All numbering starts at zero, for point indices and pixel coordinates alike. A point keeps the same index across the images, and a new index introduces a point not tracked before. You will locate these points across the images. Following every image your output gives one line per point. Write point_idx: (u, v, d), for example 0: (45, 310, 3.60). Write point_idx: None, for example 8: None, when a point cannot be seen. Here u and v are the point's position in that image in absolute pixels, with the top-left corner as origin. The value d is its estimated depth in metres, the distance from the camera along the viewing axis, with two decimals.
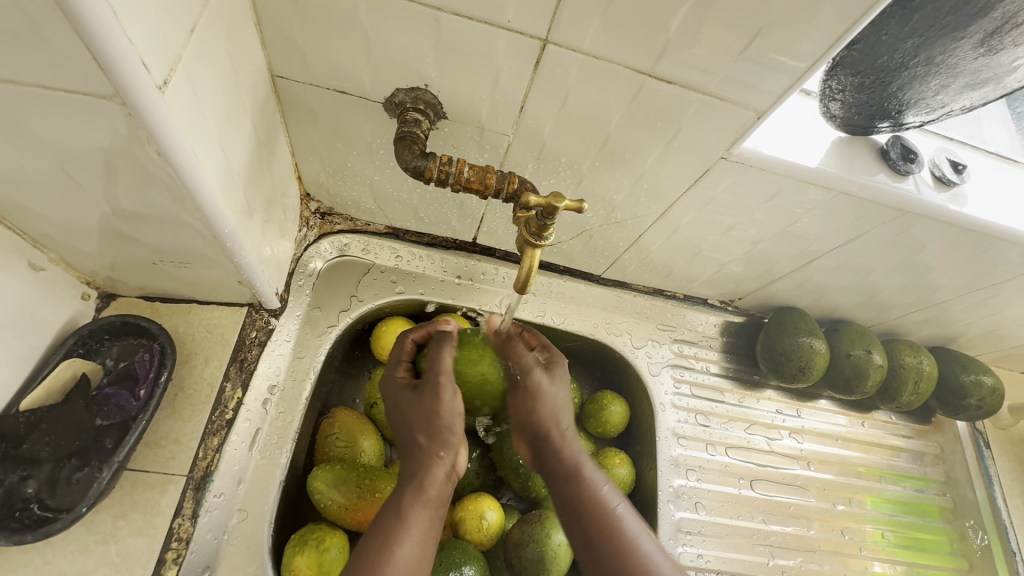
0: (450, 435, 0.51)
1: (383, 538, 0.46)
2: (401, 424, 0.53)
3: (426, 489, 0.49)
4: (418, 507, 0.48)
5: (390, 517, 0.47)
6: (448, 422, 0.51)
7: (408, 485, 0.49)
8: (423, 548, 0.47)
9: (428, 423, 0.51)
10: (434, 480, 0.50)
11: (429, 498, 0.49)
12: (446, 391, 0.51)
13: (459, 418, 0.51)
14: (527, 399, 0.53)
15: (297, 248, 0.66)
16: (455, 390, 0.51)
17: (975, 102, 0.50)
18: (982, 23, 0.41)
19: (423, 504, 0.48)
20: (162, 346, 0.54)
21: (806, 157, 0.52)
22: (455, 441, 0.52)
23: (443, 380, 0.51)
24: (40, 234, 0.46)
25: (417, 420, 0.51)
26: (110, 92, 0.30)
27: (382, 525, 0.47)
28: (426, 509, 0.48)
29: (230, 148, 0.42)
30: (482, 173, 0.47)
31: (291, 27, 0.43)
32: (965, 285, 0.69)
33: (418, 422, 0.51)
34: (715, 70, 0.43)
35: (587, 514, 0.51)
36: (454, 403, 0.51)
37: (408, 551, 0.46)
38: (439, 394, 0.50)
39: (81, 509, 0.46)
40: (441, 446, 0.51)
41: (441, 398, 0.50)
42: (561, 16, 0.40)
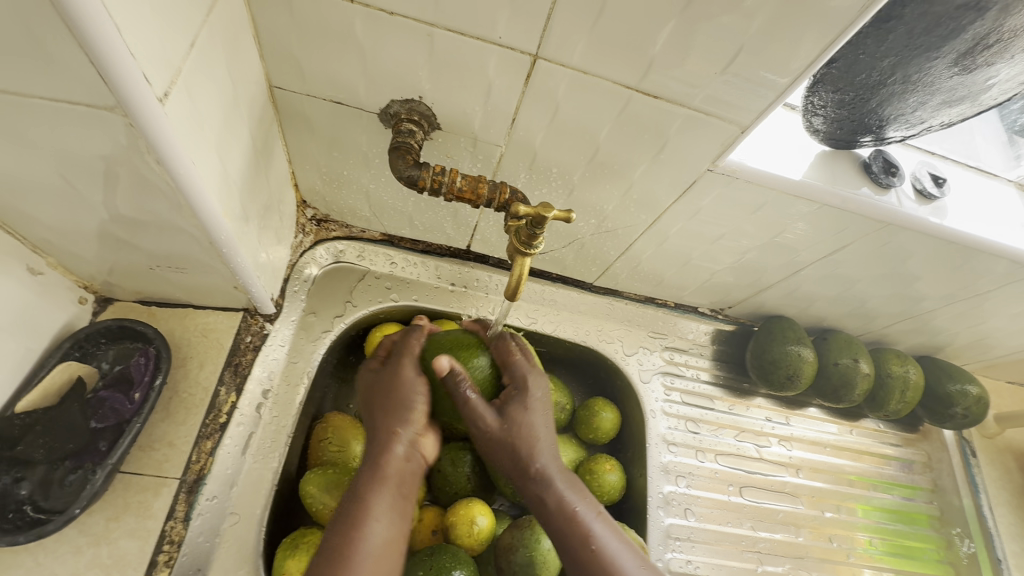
0: (410, 411, 0.52)
1: (348, 518, 0.44)
2: (367, 411, 0.53)
3: (386, 470, 0.48)
4: (382, 485, 0.47)
5: (353, 497, 0.46)
6: (408, 397, 0.52)
7: (367, 466, 0.48)
8: (393, 524, 0.45)
9: (392, 402, 0.52)
10: (394, 459, 0.49)
11: (389, 477, 0.47)
12: (410, 367, 0.54)
13: (421, 393, 0.53)
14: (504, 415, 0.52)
15: (293, 254, 0.67)
16: (421, 374, 0.54)
17: (953, 119, 0.52)
18: (955, 43, 0.43)
19: (384, 482, 0.47)
20: (157, 350, 0.55)
21: (790, 170, 0.53)
22: (416, 419, 0.52)
23: (409, 360, 0.55)
24: (39, 239, 0.47)
25: (382, 401, 0.52)
26: (111, 103, 0.31)
27: (348, 506, 0.45)
28: (389, 488, 0.47)
29: (228, 156, 0.43)
30: (474, 183, 0.49)
31: (289, 41, 0.44)
32: (949, 295, 0.70)
33: (382, 401, 0.52)
34: (700, 85, 0.44)
35: (573, 544, 0.47)
36: (419, 386, 0.53)
37: (378, 529, 0.44)
38: (406, 374, 0.54)
39: (74, 511, 0.47)
40: (400, 423, 0.51)
41: (407, 375, 0.54)
42: (550, 33, 0.41)
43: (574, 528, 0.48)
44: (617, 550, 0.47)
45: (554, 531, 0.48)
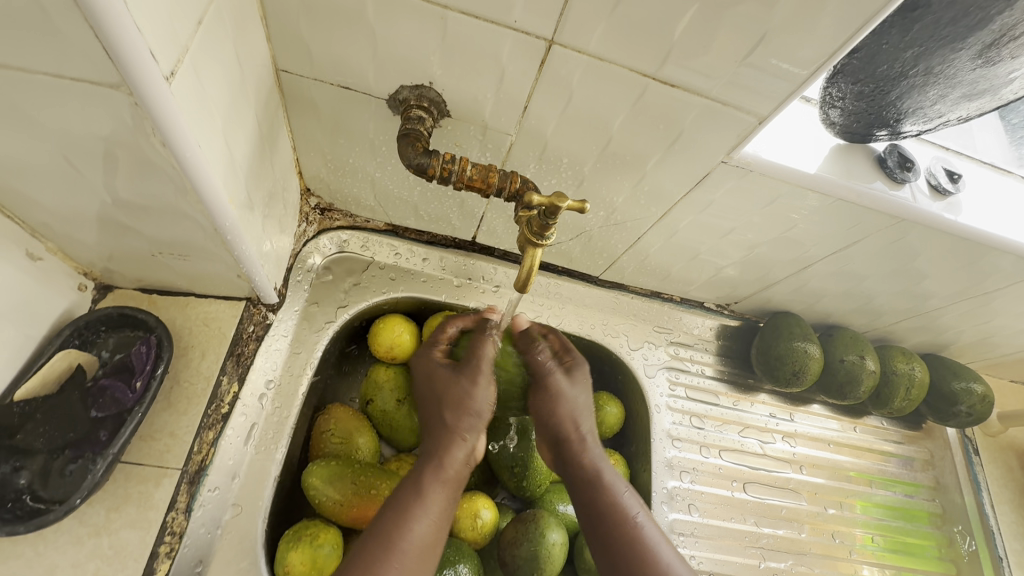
0: (477, 420, 0.53)
1: (403, 509, 0.47)
2: (427, 400, 0.55)
3: (445, 468, 0.51)
4: (438, 486, 0.50)
5: (409, 490, 0.49)
6: (478, 407, 0.53)
7: (430, 462, 0.51)
8: (435, 528, 0.48)
9: (456, 402, 0.53)
10: (454, 462, 0.51)
11: (448, 479, 0.50)
12: (482, 378, 0.54)
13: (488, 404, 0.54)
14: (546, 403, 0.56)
15: (296, 243, 0.66)
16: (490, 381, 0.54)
17: (970, 114, 0.51)
18: (981, 34, 0.42)
19: (443, 483, 0.50)
20: (159, 338, 0.54)
21: (804, 163, 0.52)
22: (478, 428, 0.54)
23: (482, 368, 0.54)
24: (38, 223, 0.46)
25: (442, 399, 0.54)
26: (116, 81, 0.30)
27: (405, 496, 0.49)
28: (444, 486, 0.50)
29: (234, 140, 0.42)
30: (484, 172, 0.48)
31: (298, 23, 0.43)
32: (958, 293, 0.70)
33: (448, 401, 0.53)
34: (718, 75, 0.43)
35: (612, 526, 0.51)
36: (487, 393, 0.54)
37: (424, 529, 0.47)
38: (477, 382, 0.53)
39: (74, 501, 0.46)
40: (464, 425, 0.53)
41: (476, 384, 0.53)
42: (567, 17, 0.40)
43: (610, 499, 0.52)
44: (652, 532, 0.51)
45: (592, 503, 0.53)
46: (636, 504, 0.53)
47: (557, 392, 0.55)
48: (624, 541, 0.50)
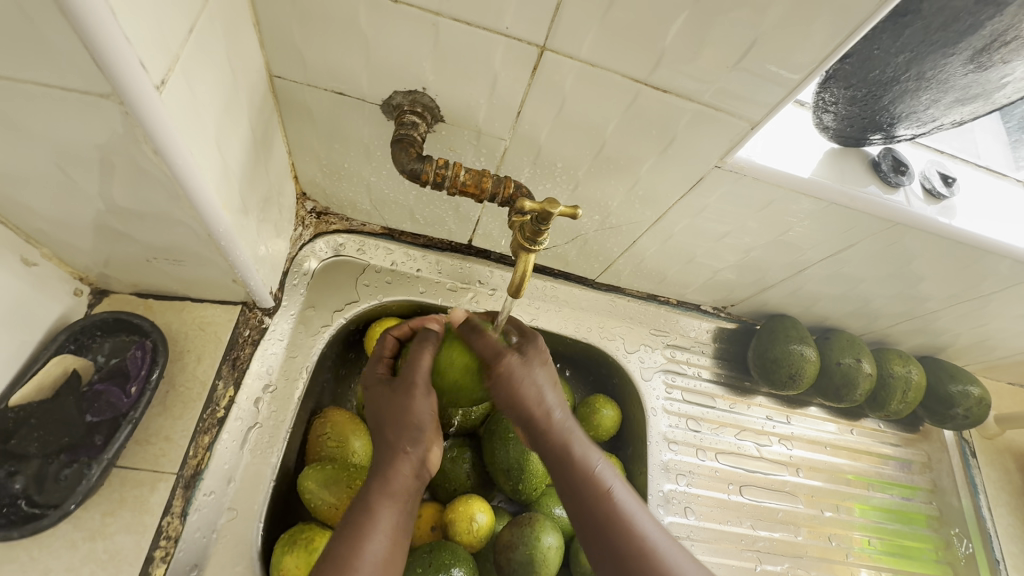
0: (421, 432, 0.51)
1: (354, 534, 0.45)
2: (374, 423, 0.53)
3: (393, 483, 0.49)
4: (388, 502, 0.47)
5: (361, 511, 0.46)
6: (419, 420, 0.51)
7: (375, 481, 0.49)
8: (393, 542, 0.46)
9: (398, 418, 0.51)
10: (401, 477, 0.49)
11: (397, 493, 0.48)
12: (419, 391, 0.51)
13: (430, 413, 0.51)
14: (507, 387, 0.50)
15: (292, 247, 0.66)
16: (427, 390, 0.51)
17: (964, 117, 0.51)
18: (972, 39, 0.42)
19: (391, 498, 0.48)
20: (154, 343, 0.54)
21: (798, 168, 0.53)
22: (427, 439, 0.52)
23: (418, 381, 0.51)
24: (33, 229, 0.46)
25: (386, 416, 0.52)
26: (106, 90, 0.30)
27: (354, 518, 0.46)
28: (393, 505, 0.48)
29: (227, 146, 0.42)
30: (478, 177, 0.48)
31: (291, 29, 0.43)
32: (953, 295, 0.70)
33: (389, 418, 0.51)
34: (711, 80, 0.43)
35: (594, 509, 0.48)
36: (426, 403, 0.51)
37: (379, 547, 0.45)
38: (412, 393, 0.51)
39: (68, 506, 0.47)
40: (407, 439, 0.51)
41: (414, 396, 0.51)
42: (557, 24, 0.40)
43: (586, 478, 0.49)
44: (630, 503, 0.48)
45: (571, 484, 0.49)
46: (616, 480, 0.49)
47: (513, 372, 0.50)
48: (603, 517, 0.47)
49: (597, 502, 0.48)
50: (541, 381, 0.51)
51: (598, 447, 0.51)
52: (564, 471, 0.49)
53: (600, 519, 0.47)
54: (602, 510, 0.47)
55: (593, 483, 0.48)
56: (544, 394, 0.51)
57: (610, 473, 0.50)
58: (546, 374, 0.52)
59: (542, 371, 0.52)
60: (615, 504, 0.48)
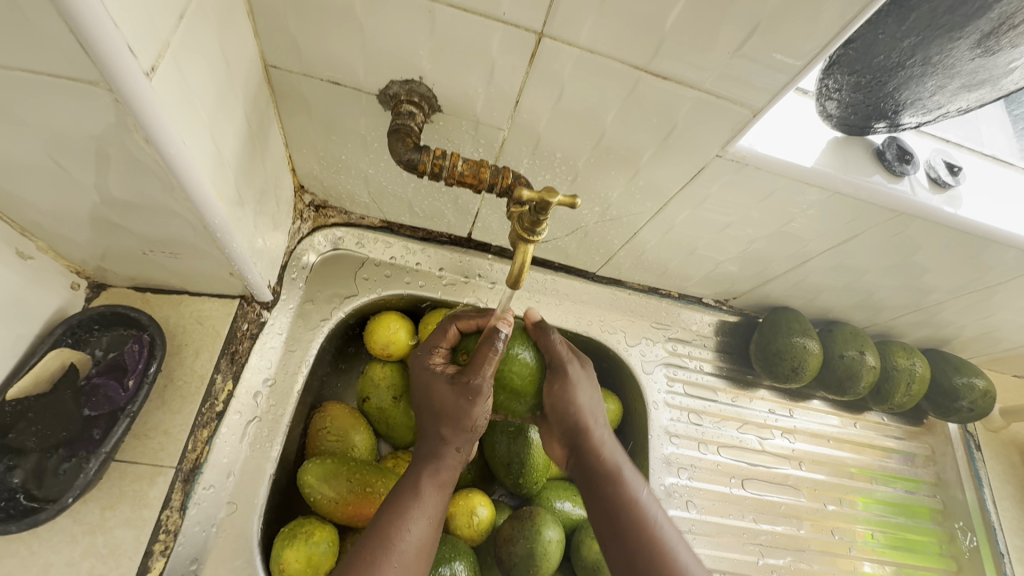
0: (474, 432, 0.51)
1: (397, 514, 0.47)
2: (424, 409, 0.51)
3: (441, 475, 0.50)
4: (432, 490, 0.49)
5: (405, 496, 0.48)
6: (476, 423, 0.50)
7: (424, 467, 0.50)
8: (434, 528, 0.48)
9: (455, 417, 0.49)
10: (449, 466, 0.51)
11: (444, 482, 0.50)
12: (482, 398, 0.49)
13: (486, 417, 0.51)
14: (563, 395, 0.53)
15: (290, 241, 0.66)
16: (490, 395, 0.49)
17: (970, 105, 0.50)
18: (980, 23, 0.41)
19: (437, 486, 0.49)
20: (151, 337, 0.53)
21: (801, 157, 0.52)
22: (477, 436, 0.52)
23: (483, 389, 0.48)
24: (28, 222, 0.46)
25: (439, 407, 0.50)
26: (95, 77, 0.30)
27: (399, 501, 0.48)
28: (438, 491, 0.50)
29: (221, 136, 0.42)
30: (476, 167, 0.47)
31: (285, 17, 0.43)
32: (958, 287, 0.69)
33: (445, 413, 0.50)
34: (712, 67, 0.42)
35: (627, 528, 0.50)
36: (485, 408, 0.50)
37: (420, 530, 0.47)
38: (474, 400, 0.49)
39: (68, 500, 0.46)
40: (461, 439, 0.50)
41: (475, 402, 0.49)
42: (555, 10, 0.39)
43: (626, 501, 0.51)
44: (669, 531, 0.50)
45: (611, 501, 0.52)
46: (655, 506, 0.52)
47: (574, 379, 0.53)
48: (638, 536, 0.49)
49: (635, 524, 0.50)
50: (591, 400, 0.54)
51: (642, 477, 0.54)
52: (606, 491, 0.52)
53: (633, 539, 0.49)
54: (642, 537, 0.49)
55: (634, 508, 0.51)
56: (594, 411, 0.55)
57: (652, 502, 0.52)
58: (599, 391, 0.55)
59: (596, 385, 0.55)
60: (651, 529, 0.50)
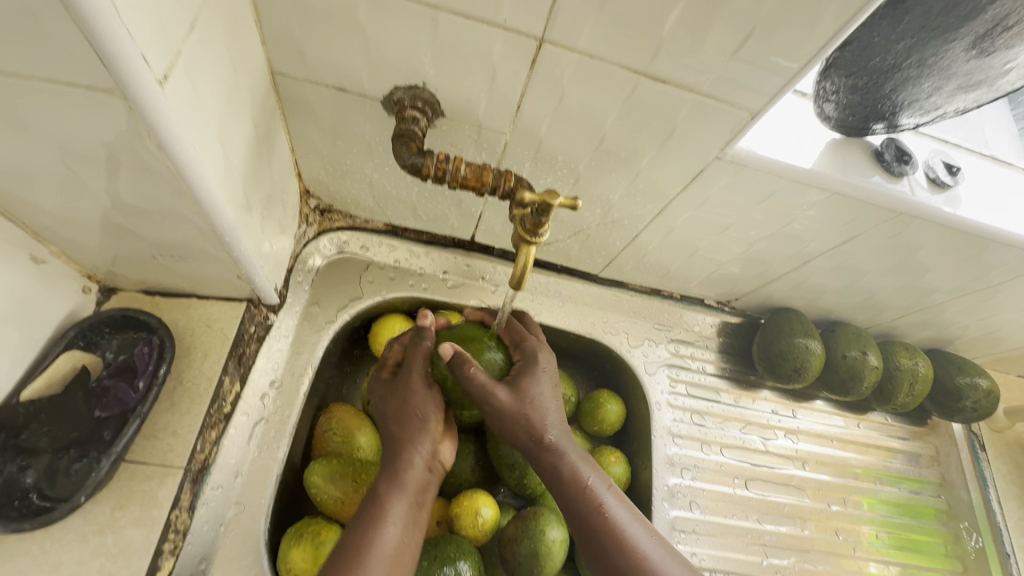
0: (425, 425, 0.52)
1: (365, 524, 0.46)
2: (381, 419, 0.55)
3: (405, 476, 0.49)
4: (399, 497, 0.48)
5: (372, 502, 0.47)
6: (422, 412, 0.52)
7: (386, 474, 0.50)
8: (406, 532, 0.47)
9: (400, 413, 0.53)
10: (412, 469, 0.50)
11: (406, 485, 0.49)
12: (421, 390, 0.53)
13: (432, 406, 0.53)
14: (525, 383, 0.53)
15: (297, 245, 0.67)
16: (430, 387, 0.54)
17: (968, 105, 0.51)
18: (973, 24, 0.42)
19: (403, 492, 0.49)
20: (161, 340, 0.55)
21: (799, 158, 0.52)
22: (432, 429, 0.53)
23: (415, 383, 0.54)
24: (41, 227, 0.47)
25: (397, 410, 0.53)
26: (110, 85, 0.31)
27: (367, 510, 0.47)
28: (405, 495, 0.49)
29: (229, 142, 0.43)
30: (478, 171, 0.48)
31: (291, 25, 0.44)
32: (960, 287, 0.69)
33: (394, 414, 0.53)
34: (709, 71, 0.43)
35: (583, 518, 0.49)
36: (431, 402, 0.53)
37: (390, 537, 0.46)
38: (416, 389, 0.53)
39: (79, 499, 0.47)
40: (416, 435, 0.51)
41: (416, 392, 0.53)
42: (555, 16, 0.40)
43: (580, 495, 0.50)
44: (623, 513, 0.49)
45: (564, 492, 0.50)
46: (606, 492, 0.50)
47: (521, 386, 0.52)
48: (597, 533, 0.48)
49: (592, 521, 0.49)
50: (538, 398, 0.52)
51: (592, 462, 0.52)
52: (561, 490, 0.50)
53: (595, 536, 0.48)
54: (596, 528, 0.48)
55: (585, 497, 0.50)
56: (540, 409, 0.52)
57: (604, 489, 0.51)
58: (544, 387, 0.54)
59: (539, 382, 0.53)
60: (607, 519, 0.48)
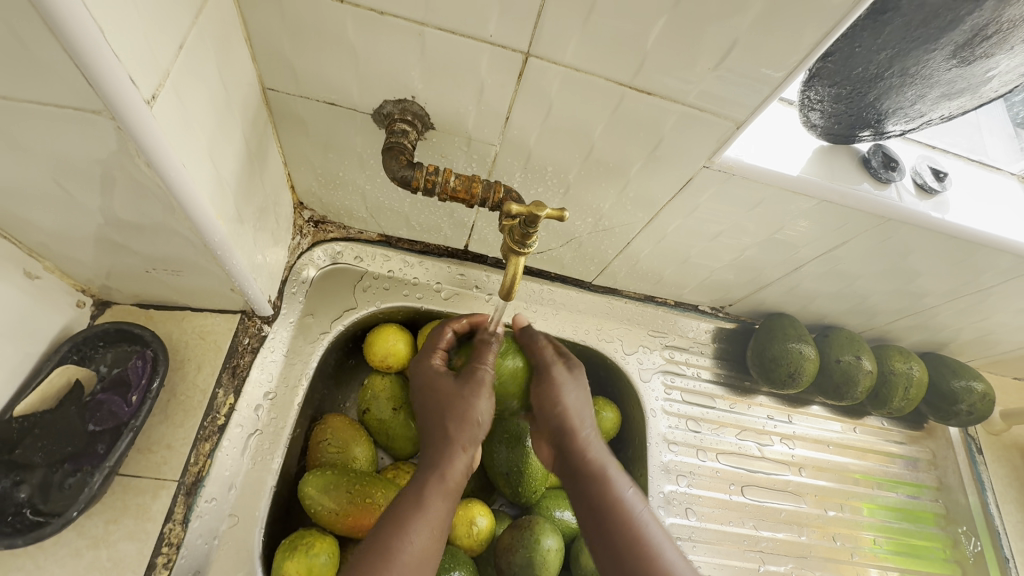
0: (479, 429, 0.52)
1: (399, 522, 0.46)
2: (424, 411, 0.54)
3: (449, 479, 0.50)
4: (437, 498, 0.48)
5: (409, 502, 0.47)
6: (478, 417, 0.52)
7: (427, 474, 0.49)
8: (436, 536, 0.47)
9: (458, 415, 0.51)
10: (455, 473, 0.50)
11: (448, 488, 0.49)
12: (483, 391, 0.52)
13: (489, 413, 0.53)
14: (549, 395, 0.55)
15: (290, 256, 0.67)
16: (490, 390, 0.53)
17: (953, 112, 0.51)
18: (953, 35, 0.42)
19: (443, 494, 0.49)
20: (154, 353, 0.55)
21: (787, 166, 0.53)
22: (479, 435, 0.53)
23: (484, 379, 0.53)
24: (35, 243, 0.47)
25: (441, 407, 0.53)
26: (98, 107, 0.31)
27: (402, 510, 0.47)
28: (445, 498, 0.49)
29: (220, 158, 0.43)
30: (468, 183, 0.49)
31: (281, 42, 0.44)
32: (951, 290, 0.69)
33: (449, 412, 0.52)
34: (694, 82, 0.44)
35: (615, 526, 0.49)
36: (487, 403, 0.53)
37: (422, 538, 0.45)
38: (480, 392, 0.52)
39: (72, 513, 0.47)
40: (466, 436, 0.51)
41: (477, 394, 0.52)
42: (540, 31, 0.41)
43: (613, 504, 0.50)
44: (656, 532, 0.48)
45: (596, 500, 0.51)
46: (640, 505, 0.50)
47: (557, 382, 0.55)
48: (624, 546, 0.48)
49: (620, 527, 0.49)
50: (575, 402, 0.55)
51: (628, 478, 0.53)
52: (591, 489, 0.51)
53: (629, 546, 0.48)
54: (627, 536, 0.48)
55: (620, 509, 0.50)
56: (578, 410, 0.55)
57: (639, 501, 0.51)
58: (580, 392, 0.56)
59: (578, 387, 0.56)
60: (644, 533, 0.48)
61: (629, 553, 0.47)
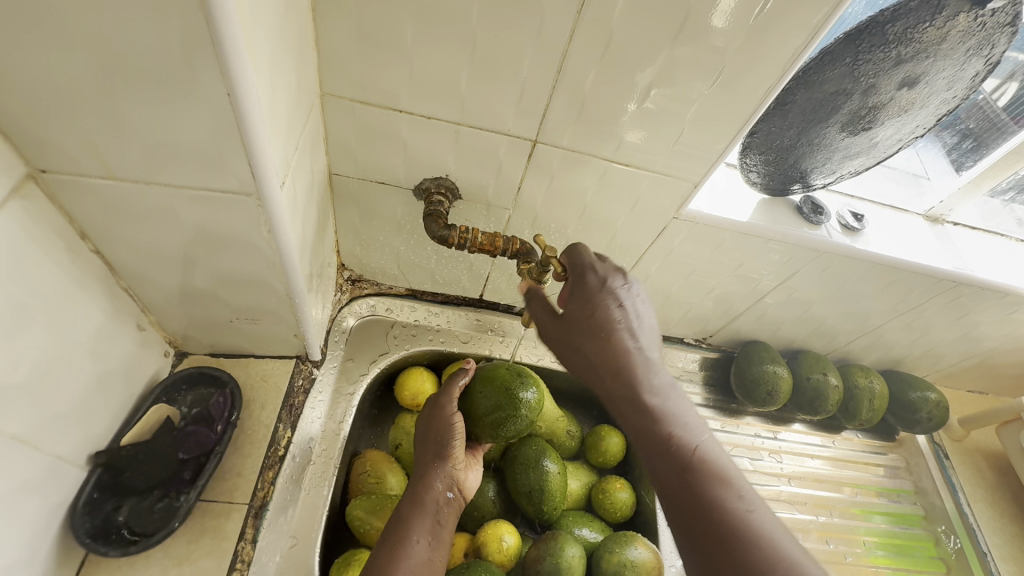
0: (445, 454, 0.64)
1: (392, 540, 0.58)
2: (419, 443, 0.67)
3: (426, 496, 0.62)
4: (423, 517, 0.60)
5: (397, 521, 0.60)
6: (445, 446, 0.64)
7: (409, 497, 0.62)
8: (426, 545, 0.59)
9: (432, 443, 0.65)
10: (433, 492, 0.62)
11: (425, 506, 0.61)
12: (447, 417, 0.66)
13: (458, 440, 0.65)
14: (585, 304, 0.51)
15: (333, 309, 0.79)
16: (456, 418, 0.66)
17: (858, 168, 0.67)
18: (838, 116, 0.59)
19: (422, 511, 0.61)
20: (231, 391, 0.64)
21: (737, 214, 0.67)
22: (452, 457, 0.65)
23: (447, 408, 0.66)
24: (146, 300, 0.58)
25: (426, 441, 0.66)
26: (251, 191, 0.44)
27: (394, 526, 0.59)
28: (427, 516, 0.61)
29: (305, 227, 0.56)
30: (491, 237, 0.62)
31: (350, 141, 0.59)
32: (890, 310, 0.83)
33: (425, 442, 0.66)
34: (658, 156, 0.59)
35: (667, 454, 0.44)
36: (455, 430, 0.65)
37: (416, 548, 0.58)
38: (445, 419, 0.65)
39: (173, 525, 0.56)
40: (440, 466, 0.64)
41: (443, 422, 0.65)
42: (545, 124, 0.56)
43: (666, 432, 0.45)
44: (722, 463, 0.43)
45: (638, 426, 0.46)
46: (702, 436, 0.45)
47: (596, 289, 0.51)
48: (681, 474, 0.43)
49: (674, 452, 0.44)
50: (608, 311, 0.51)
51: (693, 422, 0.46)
52: (637, 412, 0.47)
53: (681, 480, 0.42)
54: (681, 464, 0.43)
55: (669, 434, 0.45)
56: (629, 330, 0.50)
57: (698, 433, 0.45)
58: (627, 301, 0.51)
59: (623, 296, 0.51)
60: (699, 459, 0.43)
61: (686, 484, 0.42)
